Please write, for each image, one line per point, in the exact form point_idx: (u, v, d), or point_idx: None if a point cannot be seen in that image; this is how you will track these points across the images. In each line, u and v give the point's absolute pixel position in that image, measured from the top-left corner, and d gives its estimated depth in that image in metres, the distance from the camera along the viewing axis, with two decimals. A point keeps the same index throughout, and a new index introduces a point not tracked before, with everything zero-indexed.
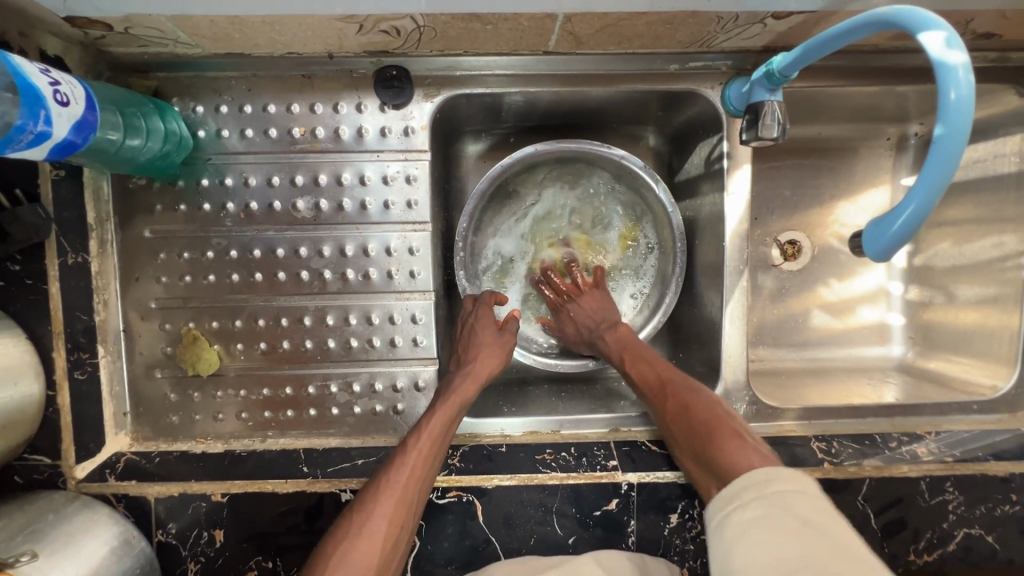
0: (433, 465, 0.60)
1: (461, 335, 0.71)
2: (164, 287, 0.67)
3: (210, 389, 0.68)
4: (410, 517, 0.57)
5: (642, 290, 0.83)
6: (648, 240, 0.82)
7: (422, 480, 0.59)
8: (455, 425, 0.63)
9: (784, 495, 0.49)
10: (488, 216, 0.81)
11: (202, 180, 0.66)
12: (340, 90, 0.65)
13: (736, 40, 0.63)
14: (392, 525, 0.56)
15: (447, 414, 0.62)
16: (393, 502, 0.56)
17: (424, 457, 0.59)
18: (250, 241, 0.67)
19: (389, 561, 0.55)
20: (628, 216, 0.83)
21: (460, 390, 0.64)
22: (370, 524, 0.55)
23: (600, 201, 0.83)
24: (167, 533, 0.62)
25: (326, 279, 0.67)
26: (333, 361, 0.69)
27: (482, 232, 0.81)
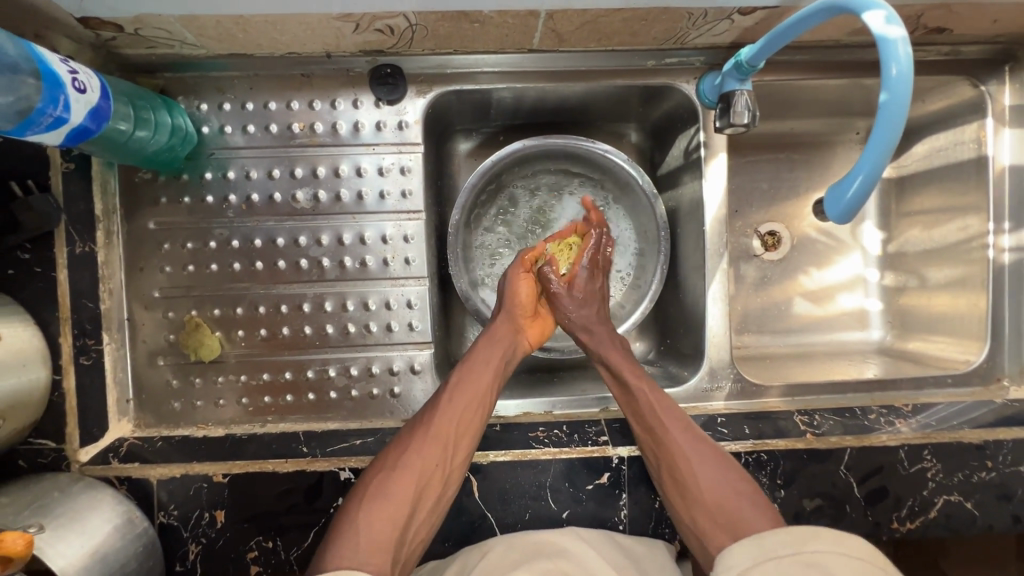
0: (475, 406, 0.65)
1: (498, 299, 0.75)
2: (168, 276, 0.69)
3: (211, 376, 0.70)
4: (448, 455, 0.61)
5: (629, 278, 0.87)
6: (633, 229, 0.86)
7: (462, 419, 0.64)
8: (495, 369, 0.69)
9: (820, 555, 0.50)
10: (479, 210, 0.85)
11: (205, 174, 0.69)
12: (337, 88, 0.69)
13: (707, 37, 0.68)
14: (430, 458, 0.60)
15: (483, 358, 0.69)
16: (432, 436, 0.61)
17: (462, 396, 0.65)
18: (251, 231, 0.70)
19: (427, 493, 0.60)
20: (613, 207, 0.87)
21: (495, 335, 0.71)
22: (405, 463, 0.60)
23: (587, 193, 0.87)
24: (169, 515, 0.63)
25: (324, 266, 0.70)
26: (332, 346, 0.71)
27: (474, 225, 0.85)
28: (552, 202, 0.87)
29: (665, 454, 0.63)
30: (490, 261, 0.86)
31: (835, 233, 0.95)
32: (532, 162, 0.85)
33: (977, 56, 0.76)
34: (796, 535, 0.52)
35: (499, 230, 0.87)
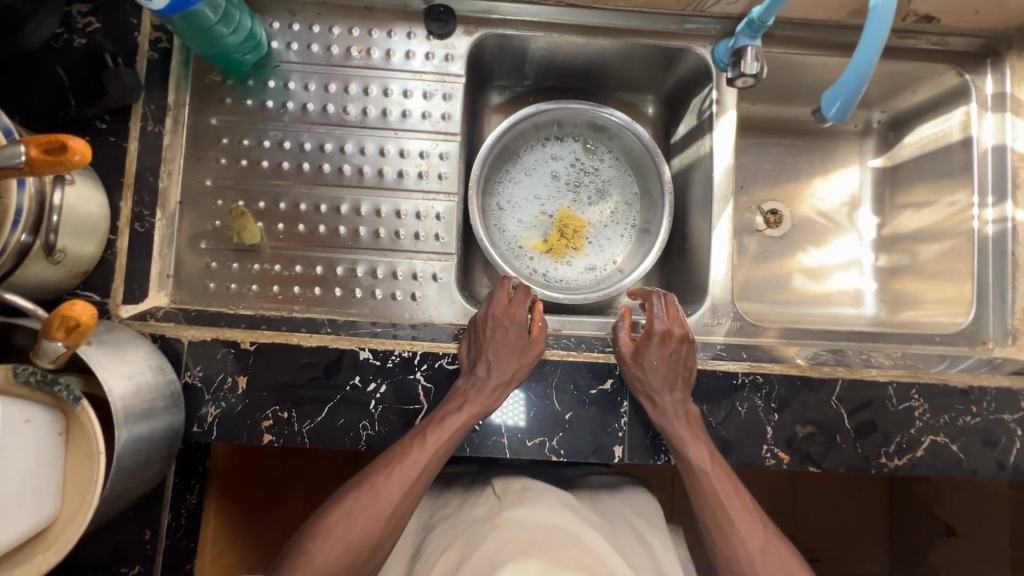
0: (438, 459, 0.64)
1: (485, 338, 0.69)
2: (221, 168, 0.76)
3: (247, 262, 0.75)
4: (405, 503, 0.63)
5: (631, 238, 0.94)
6: (639, 196, 0.94)
7: (422, 472, 0.63)
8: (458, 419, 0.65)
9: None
10: (495, 169, 0.92)
11: (269, 82, 0.77)
12: (394, 21, 0.78)
13: (723, 5, 0.78)
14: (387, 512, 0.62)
15: (447, 416, 0.65)
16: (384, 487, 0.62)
17: (421, 455, 0.63)
18: (303, 136, 0.77)
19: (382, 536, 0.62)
20: (620, 177, 0.95)
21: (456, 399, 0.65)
22: (369, 514, 0.61)
23: (596, 164, 0.95)
24: (193, 375, 0.66)
25: (364, 174, 0.77)
26: (362, 247, 0.76)
27: (491, 184, 0.92)
28: (567, 174, 0.94)
29: (711, 516, 0.64)
30: (502, 218, 0.92)
31: (834, 217, 1.02)
32: (548, 130, 0.93)
33: (962, 47, 0.87)
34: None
35: (514, 187, 0.93)
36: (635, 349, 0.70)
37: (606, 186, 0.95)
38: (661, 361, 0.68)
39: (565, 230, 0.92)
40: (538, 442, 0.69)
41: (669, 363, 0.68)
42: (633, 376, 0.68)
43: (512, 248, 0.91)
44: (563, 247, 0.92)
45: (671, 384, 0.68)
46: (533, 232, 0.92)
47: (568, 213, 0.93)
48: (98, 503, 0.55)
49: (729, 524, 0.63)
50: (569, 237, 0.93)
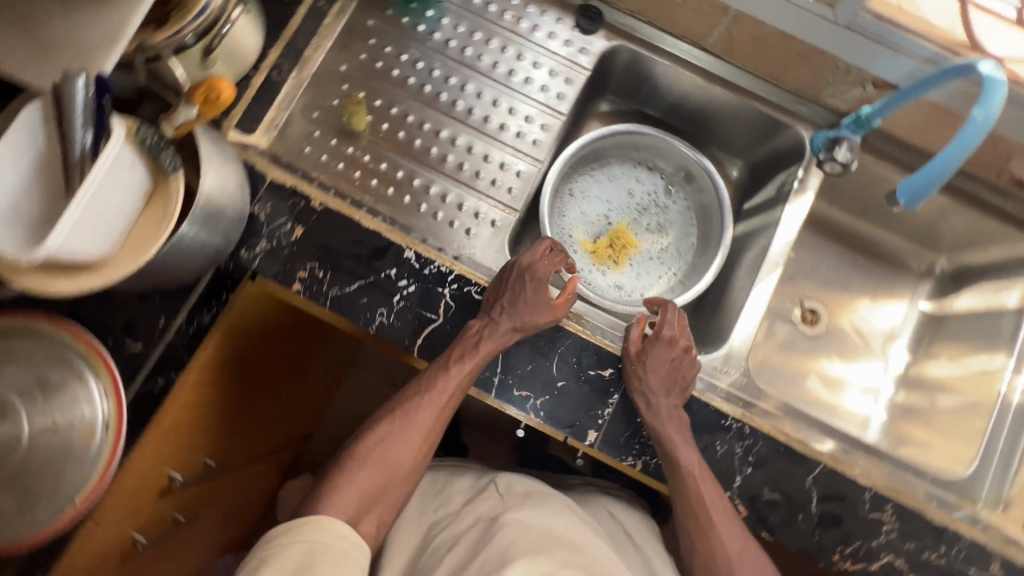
0: (455, 394, 0.73)
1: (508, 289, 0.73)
2: (358, 61, 0.85)
3: (344, 143, 0.83)
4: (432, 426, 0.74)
5: (671, 277, 1.00)
6: (694, 245, 1.01)
7: (448, 401, 0.73)
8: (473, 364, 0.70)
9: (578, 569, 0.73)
10: (581, 167, 1.01)
11: (427, 11, 0.87)
12: (551, 4, 0.88)
13: (837, 98, 0.85)
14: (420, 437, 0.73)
15: (461, 359, 0.70)
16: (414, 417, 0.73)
17: (442, 395, 0.72)
18: (436, 63, 0.86)
19: (417, 453, 0.74)
20: (684, 221, 1.03)
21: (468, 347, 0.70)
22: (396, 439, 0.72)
23: (668, 201, 1.03)
24: (261, 208, 0.74)
25: (472, 114, 0.85)
26: (443, 172, 0.83)
27: (570, 177, 1.01)
28: (638, 198, 1.03)
29: (696, 528, 0.69)
30: (567, 210, 1.00)
31: (868, 339, 1.03)
32: (638, 155, 1.03)
33: None
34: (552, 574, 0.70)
35: (589, 189, 1.02)
36: (643, 347, 0.73)
37: (667, 223, 1.03)
38: (664, 364, 0.72)
39: (615, 243, 1.00)
40: (523, 394, 0.72)
41: (670, 367, 0.72)
42: (637, 369, 0.71)
43: (565, 237, 0.99)
44: (608, 256, 1.00)
45: (668, 393, 0.70)
46: (588, 233, 1.00)
47: (624, 231, 1.01)
48: (146, 266, 0.61)
49: (713, 538, 0.69)
50: (617, 251, 1.00)
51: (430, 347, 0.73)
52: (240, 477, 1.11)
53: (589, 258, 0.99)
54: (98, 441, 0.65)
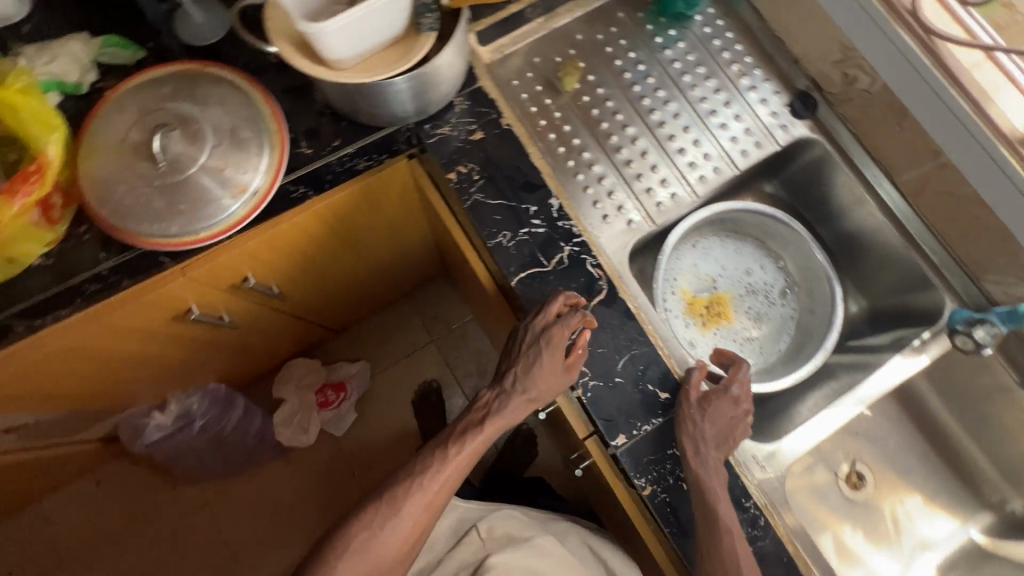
0: (462, 471, 0.78)
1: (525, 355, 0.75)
2: (592, 38, 0.94)
3: (545, 93, 0.90)
4: (430, 514, 0.76)
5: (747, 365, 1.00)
6: (782, 350, 1.01)
7: (450, 485, 0.77)
8: (481, 436, 0.78)
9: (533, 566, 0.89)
10: (718, 227, 1.05)
11: (670, 30, 0.95)
12: (776, 78, 0.94)
13: (997, 287, 0.84)
14: (413, 529, 0.75)
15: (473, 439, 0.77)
16: (410, 501, 0.75)
17: (452, 477, 0.77)
18: (654, 72, 0.93)
19: (412, 545, 0.76)
20: (784, 325, 1.03)
21: (487, 429, 0.78)
22: (402, 514, 0.74)
23: (778, 300, 1.04)
24: (460, 102, 0.82)
25: (661, 127, 0.91)
26: (612, 158, 0.88)
27: (705, 230, 1.04)
28: (752, 282, 1.05)
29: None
30: (686, 254, 1.03)
31: (901, 533, 0.98)
32: (773, 245, 1.05)
33: None
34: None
35: (714, 250, 1.05)
36: (706, 394, 0.73)
37: (767, 318, 1.03)
38: (722, 414, 0.73)
39: (712, 307, 1.02)
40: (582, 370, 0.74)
41: (726, 417, 0.73)
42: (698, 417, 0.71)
43: (672, 277, 1.02)
44: (700, 314, 1.01)
45: (716, 439, 0.71)
46: (693, 284, 1.03)
47: (724, 301, 1.03)
48: (365, 87, 0.71)
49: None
50: (710, 314, 1.02)
51: (528, 286, 0.77)
52: (282, 308, 1.22)
53: (683, 306, 1.02)
54: (235, 206, 0.73)
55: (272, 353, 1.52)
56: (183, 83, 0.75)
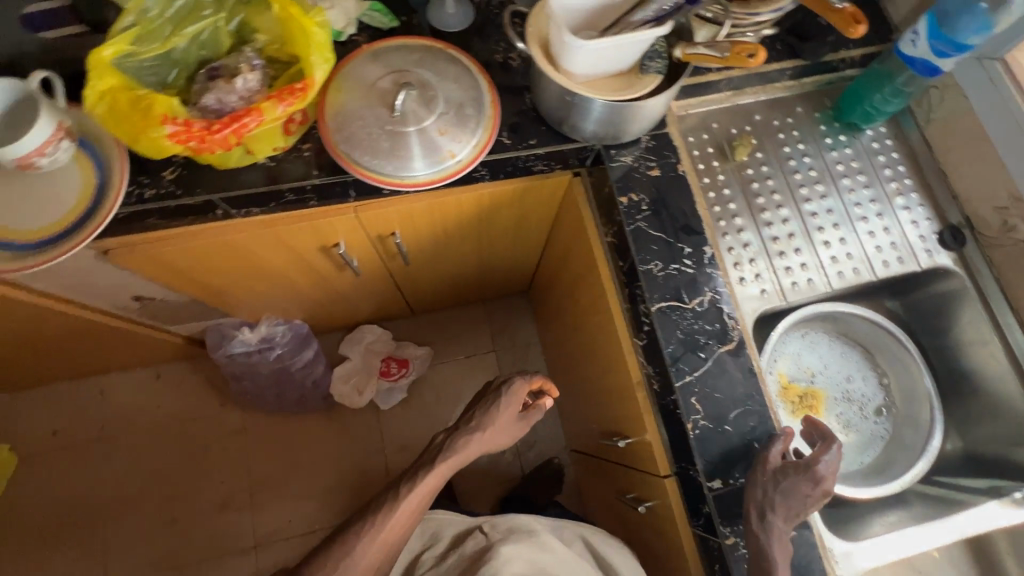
0: (419, 506, 1.00)
1: (483, 408, 1.03)
2: (769, 121, 1.02)
3: (714, 155, 0.98)
4: (388, 546, 0.96)
5: None
6: (864, 461, 1.02)
7: (407, 518, 0.98)
8: (440, 476, 1.00)
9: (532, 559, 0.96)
10: (830, 325, 1.08)
11: (839, 135, 1.02)
12: (930, 206, 0.99)
13: None
14: (373, 560, 0.95)
15: (431, 481, 0.99)
16: (373, 537, 0.94)
17: (407, 513, 0.97)
18: (817, 167, 1.00)
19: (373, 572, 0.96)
20: (871, 438, 1.04)
21: (439, 470, 0.99)
22: (357, 552, 0.93)
23: (871, 412, 1.05)
24: (647, 140, 0.91)
25: (813, 216, 0.97)
26: (761, 230, 0.95)
27: (817, 324, 1.07)
28: (848, 387, 1.06)
29: None
30: (793, 340, 1.07)
31: None
32: (877, 359, 1.07)
33: None
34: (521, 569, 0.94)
35: (818, 345, 1.07)
36: (785, 468, 0.74)
37: (856, 427, 1.04)
38: (802, 489, 0.74)
39: (804, 398, 1.04)
40: (697, 408, 0.79)
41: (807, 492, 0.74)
42: (773, 487, 0.73)
43: (775, 357, 1.05)
44: (792, 401, 1.03)
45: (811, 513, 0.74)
46: (792, 371, 1.05)
47: (818, 397, 1.05)
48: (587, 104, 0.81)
49: None
50: (802, 405, 1.03)
51: (667, 317, 0.82)
52: (395, 272, 1.32)
53: (778, 388, 1.04)
54: (421, 170, 0.82)
55: (358, 310, 1.61)
56: (435, 57, 0.86)
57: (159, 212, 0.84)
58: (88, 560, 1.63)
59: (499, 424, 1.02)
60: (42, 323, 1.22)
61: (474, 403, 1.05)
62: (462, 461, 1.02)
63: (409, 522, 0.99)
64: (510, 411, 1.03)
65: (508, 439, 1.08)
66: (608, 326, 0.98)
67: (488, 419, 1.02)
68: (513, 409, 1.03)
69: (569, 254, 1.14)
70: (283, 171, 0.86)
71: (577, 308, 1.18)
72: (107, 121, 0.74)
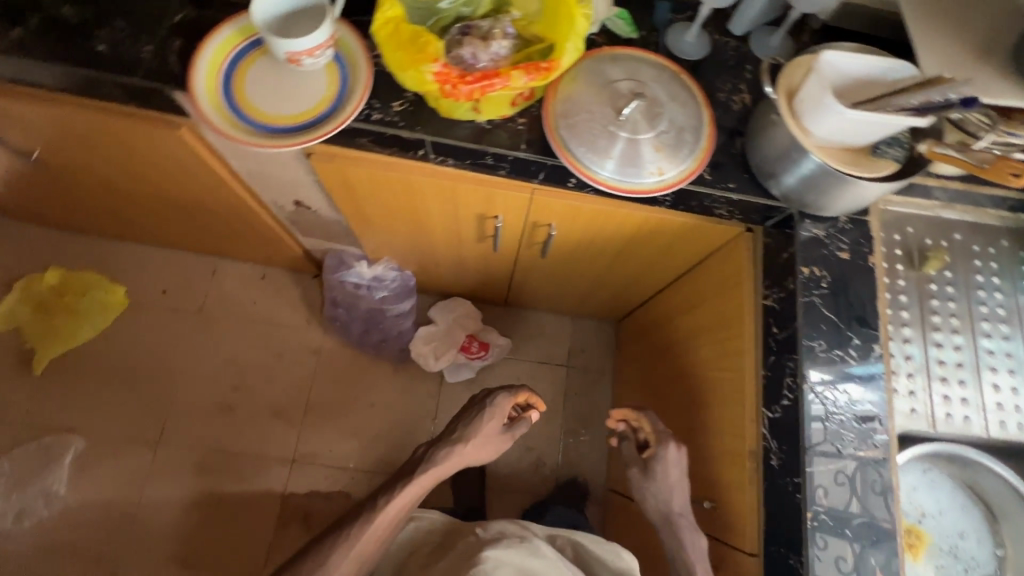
0: (398, 517, 1.09)
1: (467, 419, 1.16)
2: (970, 243, 0.96)
3: (903, 260, 0.94)
4: (364, 554, 1.05)
5: None
6: None
7: (387, 527, 1.07)
8: (418, 486, 1.09)
9: (526, 549, 0.94)
10: (963, 469, 1.00)
11: None
12: None
13: None
14: (350, 567, 1.02)
15: (408, 490, 1.08)
16: (354, 540, 1.03)
17: (386, 522, 1.07)
18: (1005, 306, 0.95)
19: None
20: None
21: (416, 479, 1.09)
22: (338, 559, 1.01)
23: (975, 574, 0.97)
24: (846, 221, 0.90)
25: (986, 354, 0.92)
26: (928, 349, 0.91)
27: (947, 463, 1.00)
28: (959, 540, 0.99)
29: None
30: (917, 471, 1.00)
31: None
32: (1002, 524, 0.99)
33: None
34: (512, 564, 0.92)
35: (941, 485, 1.00)
36: (647, 461, 1.00)
37: None
38: (667, 469, 0.97)
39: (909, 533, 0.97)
40: (823, 503, 0.81)
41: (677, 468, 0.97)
42: (644, 477, 1.00)
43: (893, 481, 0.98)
44: None
45: None
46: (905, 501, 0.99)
47: (923, 537, 0.98)
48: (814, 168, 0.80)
49: None
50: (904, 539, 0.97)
51: (818, 406, 0.83)
52: (522, 262, 1.36)
53: None
54: (606, 172, 0.84)
55: (463, 283, 1.66)
56: (672, 80, 0.89)
57: (371, 136, 0.91)
58: (150, 417, 1.76)
59: (483, 435, 1.14)
60: (207, 196, 1.32)
61: (462, 415, 1.17)
62: (439, 473, 1.12)
63: (388, 533, 1.08)
64: (495, 422, 1.15)
65: (490, 453, 1.18)
66: (732, 385, 0.97)
67: (471, 429, 1.14)
68: (496, 420, 1.15)
69: (701, 306, 1.14)
70: (494, 135, 0.90)
71: (689, 357, 1.18)
72: (383, 44, 0.80)
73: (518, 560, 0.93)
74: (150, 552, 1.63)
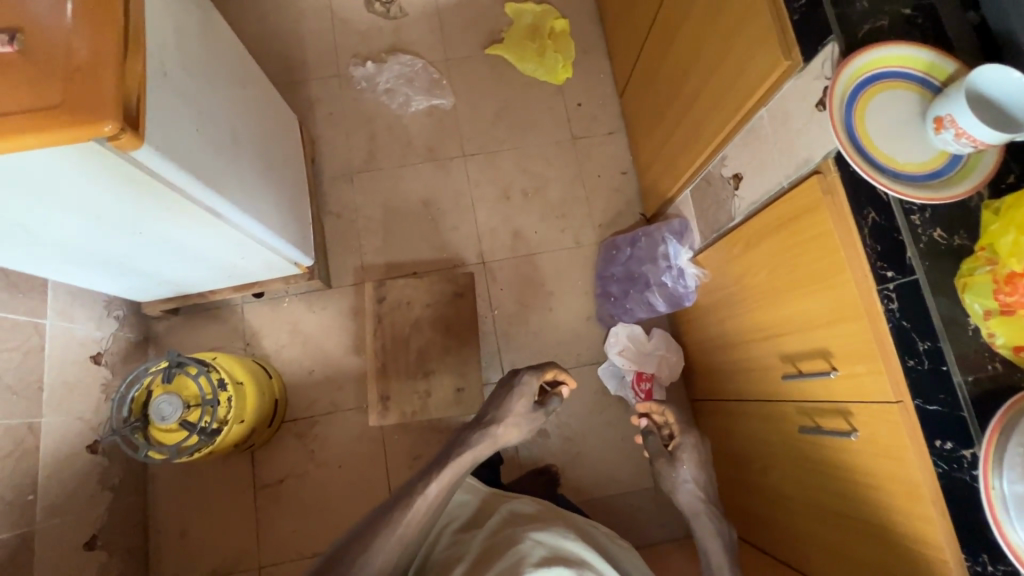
0: (450, 485, 1.22)
1: (493, 401, 1.38)
2: None
3: None
4: (427, 511, 1.16)
5: None
6: None
7: (444, 491, 1.20)
8: (465, 456, 1.26)
9: (546, 513, 1.32)
10: None
11: None
12: None
13: None
14: (414, 522, 1.13)
15: (456, 460, 1.25)
16: (410, 496, 1.16)
17: (443, 483, 1.20)
18: None
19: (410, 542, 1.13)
20: None
21: (461, 451, 1.26)
22: (408, 517, 1.12)
23: None
24: None
25: None
26: None
27: None
28: None
29: None
30: None
31: None
32: None
33: None
34: (544, 529, 1.19)
35: None
36: (671, 452, 1.33)
37: None
38: (687, 456, 1.31)
39: None
40: None
41: (696, 459, 1.31)
42: (670, 464, 1.32)
43: None
44: None
45: None
46: None
47: None
48: None
49: None
50: None
51: None
52: (774, 405, 1.28)
53: None
54: (1003, 485, 0.75)
55: (707, 352, 1.63)
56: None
57: (882, 216, 0.88)
58: (481, 142, 2.09)
59: (513, 413, 1.34)
60: (700, 102, 1.43)
61: (494, 402, 1.37)
62: (483, 446, 1.29)
63: (444, 497, 1.21)
64: (521, 401, 1.35)
65: (521, 434, 1.36)
66: None
67: (503, 410, 1.34)
68: (524, 399, 1.35)
69: None
70: (959, 343, 0.83)
71: None
72: (1016, 200, 0.77)
73: (542, 528, 1.20)
74: (388, 188, 2.03)
